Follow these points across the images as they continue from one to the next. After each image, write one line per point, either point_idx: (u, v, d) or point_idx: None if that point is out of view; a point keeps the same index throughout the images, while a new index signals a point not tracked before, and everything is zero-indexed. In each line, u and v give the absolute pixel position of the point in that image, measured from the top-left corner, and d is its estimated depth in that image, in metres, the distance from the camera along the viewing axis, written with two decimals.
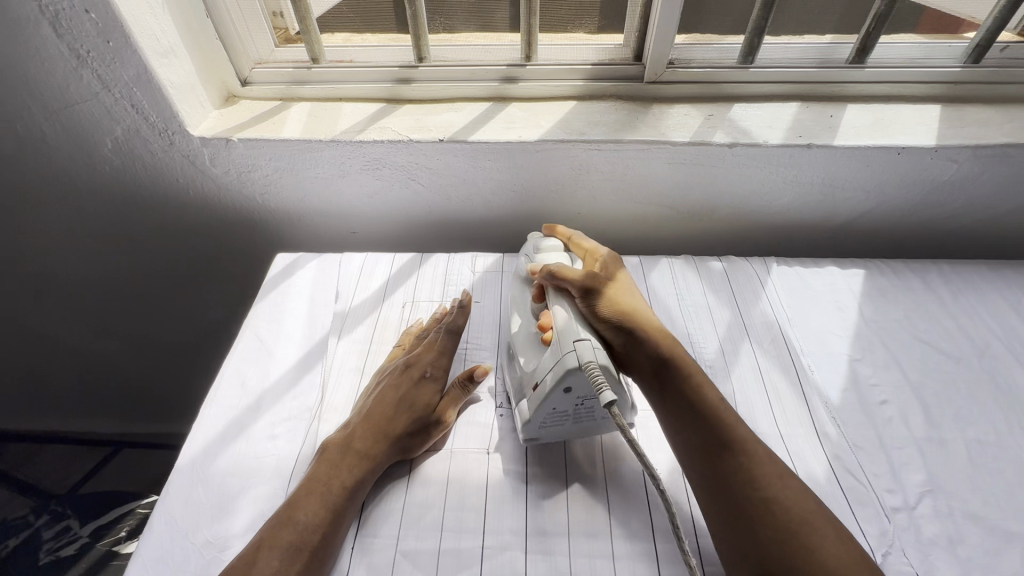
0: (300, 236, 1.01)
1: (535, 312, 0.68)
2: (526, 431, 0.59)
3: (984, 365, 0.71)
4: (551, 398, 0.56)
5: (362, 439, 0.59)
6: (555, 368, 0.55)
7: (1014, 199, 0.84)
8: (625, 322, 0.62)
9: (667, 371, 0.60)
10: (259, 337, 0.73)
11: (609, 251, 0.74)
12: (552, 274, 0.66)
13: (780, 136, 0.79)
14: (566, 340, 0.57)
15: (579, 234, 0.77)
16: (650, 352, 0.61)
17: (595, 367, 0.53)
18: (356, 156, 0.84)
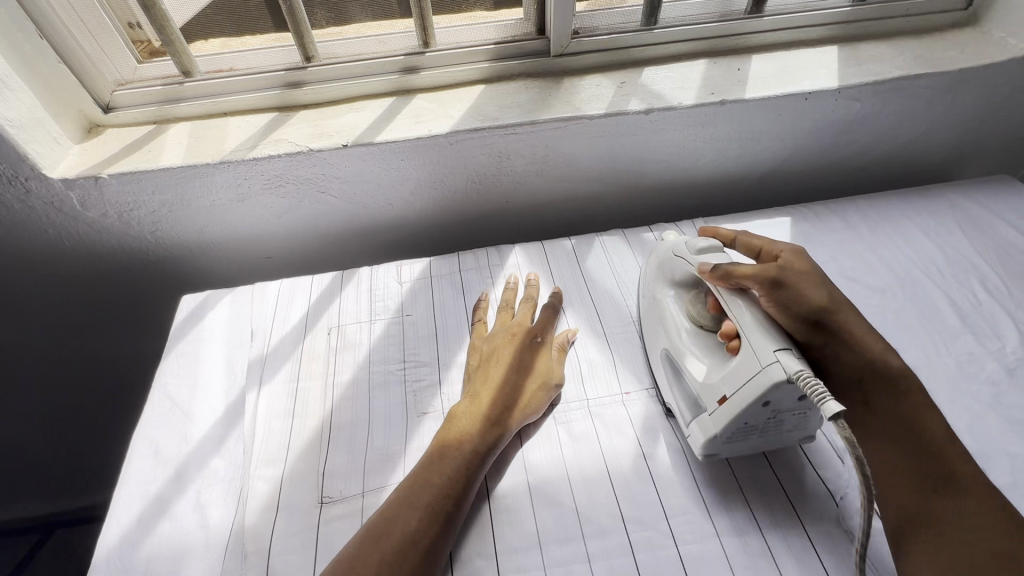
0: (206, 269, 0.91)
1: (705, 322, 0.60)
2: (708, 445, 0.54)
3: (907, 292, 0.75)
4: (745, 412, 0.50)
5: (456, 437, 0.57)
6: (752, 382, 0.49)
7: (911, 128, 0.88)
8: (822, 322, 0.54)
9: (870, 375, 0.54)
10: (170, 396, 0.66)
11: (786, 246, 0.61)
12: (730, 273, 0.57)
13: (692, 96, 0.78)
14: (763, 351, 0.50)
15: (747, 231, 0.65)
16: (853, 360, 0.54)
17: (809, 378, 0.46)
18: (252, 176, 0.76)
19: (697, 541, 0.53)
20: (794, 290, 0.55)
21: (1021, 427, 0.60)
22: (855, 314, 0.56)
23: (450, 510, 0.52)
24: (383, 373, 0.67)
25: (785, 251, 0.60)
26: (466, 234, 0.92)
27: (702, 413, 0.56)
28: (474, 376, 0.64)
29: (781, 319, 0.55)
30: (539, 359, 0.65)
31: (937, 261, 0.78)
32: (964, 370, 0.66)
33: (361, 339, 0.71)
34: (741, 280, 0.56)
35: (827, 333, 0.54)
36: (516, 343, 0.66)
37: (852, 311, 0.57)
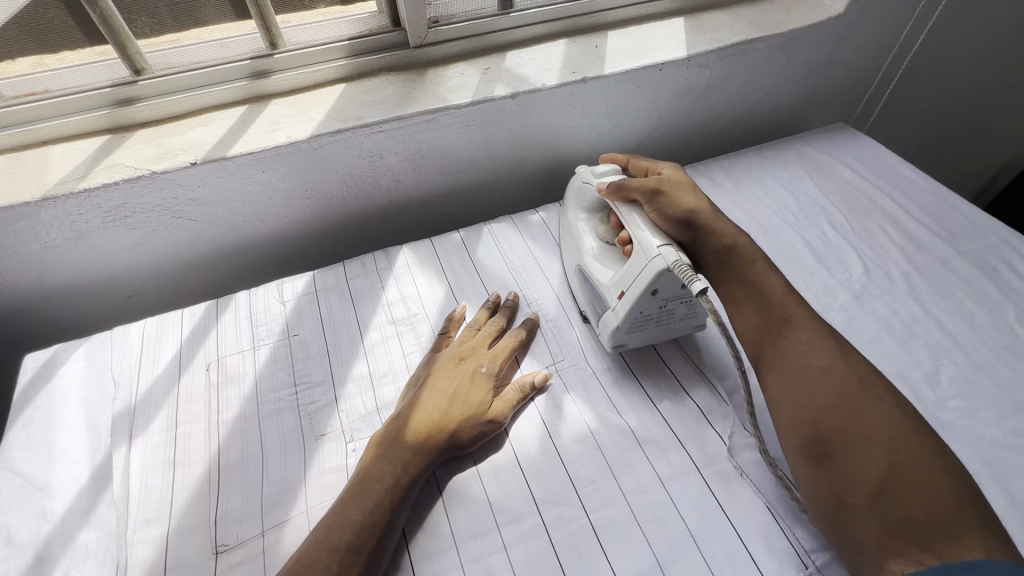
0: (56, 317, 0.80)
1: (608, 235, 0.70)
2: (613, 335, 0.63)
3: (769, 239, 0.81)
4: (641, 300, 0.59)
5: (381, 468, 0.54)
6: (642, 272, 0.59)
7: (758, 88, 0.95)
8: (691, 222, 0.63)
9: (729, 261, 0.63)
10: (20, 473, 0.57)
11: (666, 164, 0.70)
12: (621, 187, 0.66)
13: (555, 76, 0.79)
14: (648, 247, 0.59)
15: (638, 155, 0.74)
16: (718, 247, 0.63)
17: (683, 264, 0.55)
18: (89, 210, 0.67)
19: (605, 507, 0.55)
20: (671, 197, 0.64)
21: (868, 344, 0.68)
22: (722, 216, 0.66)
23: (372, 547, 0.49)
24: (273, 401, 0.63)
25: (665, 168, 0.69)
26: (352, 238, 0.88)
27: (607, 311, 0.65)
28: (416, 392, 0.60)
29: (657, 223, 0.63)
30: (483, 381, 0.61)
31: (791, 207, 0.86)
32: (820, 302, 0.73)
33: (244, 369, 0.66)
34: (632, 190, 0.65)
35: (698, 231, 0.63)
36: (462, 365, 0.62)
37: (717, 211, 0.66)
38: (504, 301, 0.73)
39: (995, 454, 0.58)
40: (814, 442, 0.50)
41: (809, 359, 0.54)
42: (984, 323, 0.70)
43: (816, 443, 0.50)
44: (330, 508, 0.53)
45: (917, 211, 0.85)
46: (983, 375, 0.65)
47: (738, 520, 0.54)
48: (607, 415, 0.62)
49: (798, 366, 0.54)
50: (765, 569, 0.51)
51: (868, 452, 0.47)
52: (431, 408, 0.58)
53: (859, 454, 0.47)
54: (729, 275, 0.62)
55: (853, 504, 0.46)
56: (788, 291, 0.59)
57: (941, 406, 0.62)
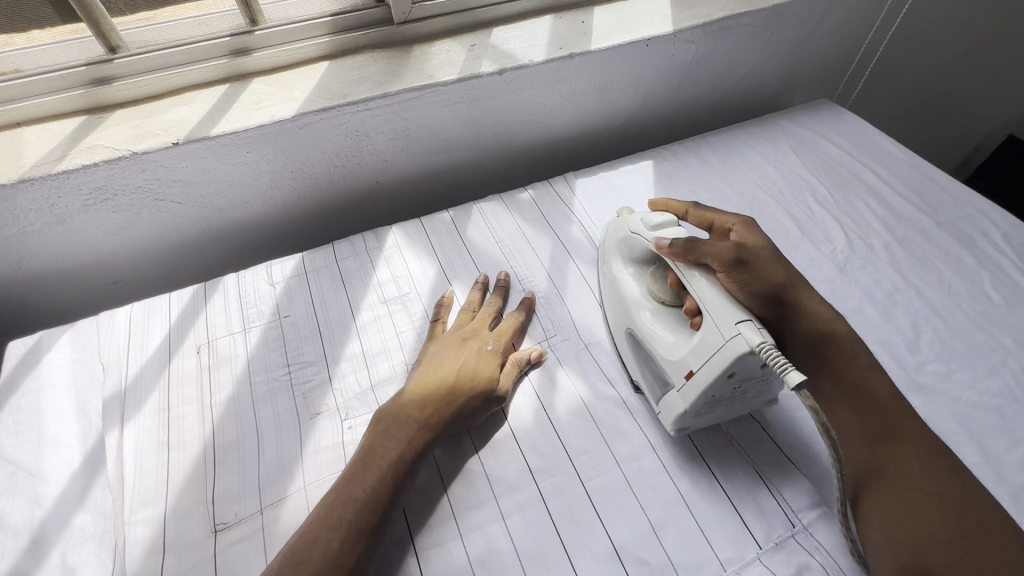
0: (37, 303, 0.79)
1: (659, 294, 0.61)
2: (678, 420, 0.55)
3: (755, 213, 0.82)
4: (716, 385, 0.51)
5: (384, 444, 0.54)
6: (716, 355, 0.50)
7: (743, 65, 0.96)
8: (777, 299, 0.56)
9: (823, 350, 0.56)
10: (9, 459, 0.56)
11: (738, 222, 0.64)
12: (690, 248, 0.57)
13: (543, 52, 0.79)
14: (724, 325, 0.51)
15: (699, 205, 0.69)
16: (810, 330, 0.57)
17: (771, 350, 0.47)
18: (69, 193, 0.66)
19: (600, 475, 0.56)
20: (756, 265, 0.56)
21: (851, 313, 0.70)
22: (812, 292, 0.59)
23: (374, 521, 0.50)
24: (267, 382, 0.63)
25: (739, 228, 0.63)
26: (340, 220, 0.88)
27: (669, 391, 0.57)
28: (420, 369, 0.61)
29: (742, 297, 0.55)
30: (486, 360, 0.61)
31: (776, 182, 0.87)
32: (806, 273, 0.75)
33: (235, 351, 0.66)
34: (706, 254, 0.56)
35: (786, 308, 0.56)
36: (465, 344, 0.62)
37: (806, 285, 0.59)
38: (496, 280, 0.73)
39: (971, 415, 0.61)
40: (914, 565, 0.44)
41: (912, 476, 0.48)
42: (961, 291, 0.72)
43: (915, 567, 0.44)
44: (333, 484, 0.53)
45: (898, 185, 0.86)
46: (961, 340, 0.67)
47: (726, 481, 0.56)
48: (599, 386, 0.63)
49: (898, 479, 0.48)
50: (752, 526, 0.53)
51: None
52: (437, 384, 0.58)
53: None
54: (825, 368, 0.56)
55: None
56: (894, 393, 0.53)
57: (921, 370, 0.65)
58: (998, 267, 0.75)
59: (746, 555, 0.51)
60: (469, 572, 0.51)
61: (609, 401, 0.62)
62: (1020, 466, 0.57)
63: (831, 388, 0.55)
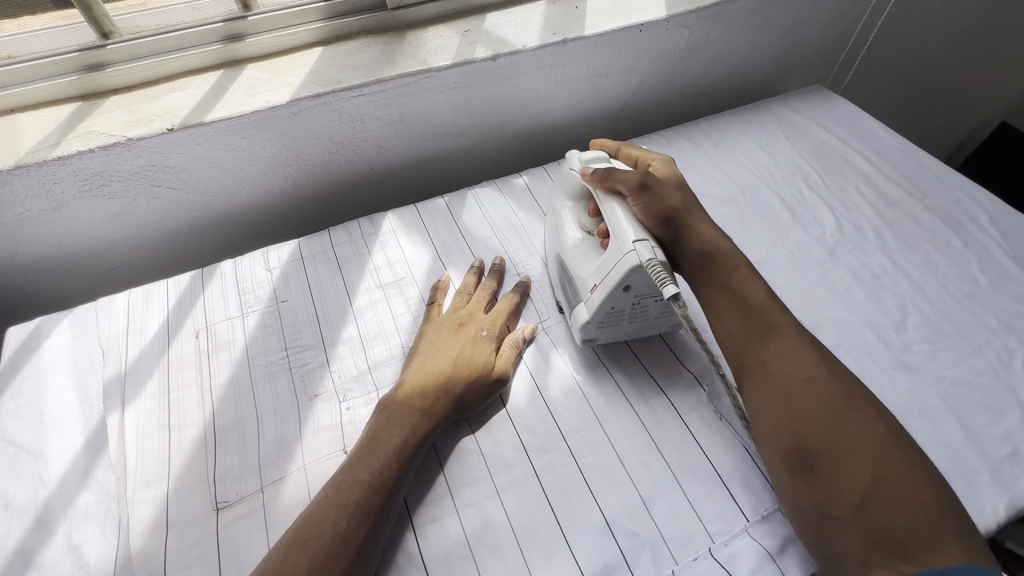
0: (36, 291, 0.79)
1: (587, 225, 0.67)
2: (583, 329, 0.61)
3: (748, 198, 0.83)
4: (612, 296, 0.57)
5: (387, 430, 0.55)
6: (614, 268, 0.57)
7: (736, 50, 0.96)
8: (672, 221, 0.61)
9: (708, 265, 0.60)
10: (11, 441, 0.57)
11: (656, 155, 0.69)
12: (607, 174, 0.63)
13: (536, 38, 0.79)
14: (623, 241, 0.57)
15: (629, 143, 0.72)
16: (696, 249, 0.61)
17: (657, 265, 0.53)
18: (65, 179, 0.66)
19: (593, 453, 0.58)
20: (657, 190, 0.62)
21: (841, 295, 0.71)
22: (704, 218, 0.63)
23: (381, 505, 0.50)
24: (265, 364, 0.64)
25: (656, 160, 0.68)
26: (336, 206, 0.88)
27: (579, 303, 0.63)
28: (416, 353, 0.62)
29: (638, 216, 0.60)
30: (482, 346, 0.62)
31: (769, 167, 0.88)
32: (796, 257, 0.76)
33: (233, 335, 0.66)
34: (618, 180, 0.62)
35: (678, 230, 0.61)
36: (462, 330, 0.63)
37: (702, 214, 0.64)
38: (491, 266, 0.74)
39: (955, 393, 0.62)
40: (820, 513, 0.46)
41: (799, 416, 0.50)
42: (948, 273, 0.74)
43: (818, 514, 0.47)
44: (337, 470, 0.53)
45: (888, 169, 0.87)
46: (946, 321, 0.69)
47: (716, 458, 0.57)
48: (592, 367, 0.64)
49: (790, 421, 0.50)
50: (739, 497, 0.55)
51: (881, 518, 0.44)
52: (436, 371, 0.59)
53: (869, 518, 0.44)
54: (711, 279, 0.60)
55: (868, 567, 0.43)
56: (775, 313, 0.56)
57: (907, 350, 0.66)
58: (985, 250, 0.76)
59: (735, 528, 0.53)
60: (465, 546, 0.52)
61: (601, 381, 0.63)
62: (1001, 441, 0.59)
63: (730, 319, 0.57)
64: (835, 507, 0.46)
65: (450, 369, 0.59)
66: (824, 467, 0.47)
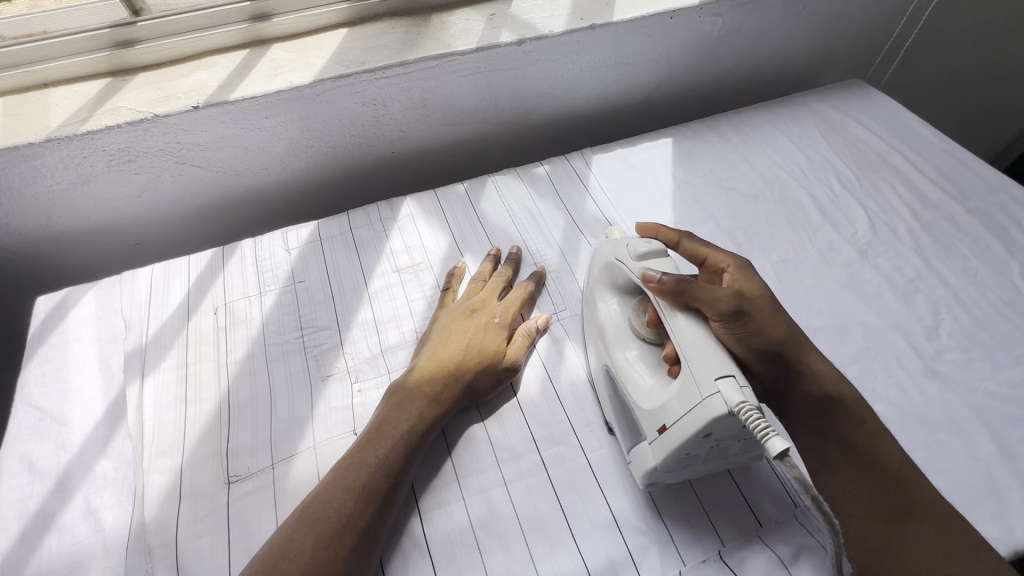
0: (65, 262, 0.81)
1: (644, 335, 0.56)
2: (648, 476, 0.50)
3: (776, 194, 0.81)
4: (689, 444, 0.46)
5: (396, 416, 0.54)
6: (693, 412, 0.45)
7: (771, 41, 0.93)
8: (780, 358, 0.50)
9: (825, 415, 0.50)
10: (37, 405, 0.59)
11: (732, 258, 0.57)
12: (679, 288, 0.50)
13: (563, 23, 0.77)
14: (703, 380, 0.45)
15: (691, 234, 0.60)
16: (817, 393, 0.50)
17: (751, 411, 0.42)
18: (92, 153, 0.67)
19: (602, 447, 0.57)
20: (756, 317, 0.50)
21: (869, 298, 0.69)
22: (816, 350, 0.52)
23: (387, 488, 0.50)
24: (280, 343, 0.65)
25: (733, 268, 0.56)
26: (355, 189, 0.88)
27: (640, 441, 0.52)
28: (426, 349, 0.60)
29: (737, 351, 0.49)
30: (493, 333, 0.61)
31: (800, 163, 0.85)
32: (824, 257, 0.73)
33: (251, 314, 0.67)
34: (699, 298, 0.49)
35: (784, 367, 0.50)
36: (473, 318, 0.62)
37: (809, 343, 0.53)
38: (506, 256, 0.73)
39: (988, 405, 0.59)
40: None
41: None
42: (987, 280, 0.70)
43: None
44: (347, 452, 0.54)
45: (928, 169, 0.83)
46: (982, 329, 0.66)
47: None
48: None
49: None
50: (767, 530, 0.51)
51: None
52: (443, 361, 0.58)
53: None
54: (828, 434, 0.49)
55: None
56: (906, 462, 0.47)
57: (938, 358, 0.63)
58: None
59: (749, 533, 0.51)
60: (470, 534, 0.52)
61: None
62: None
63: (856, 492, 0.47)
64: None
65: (460, 358, 0.58)
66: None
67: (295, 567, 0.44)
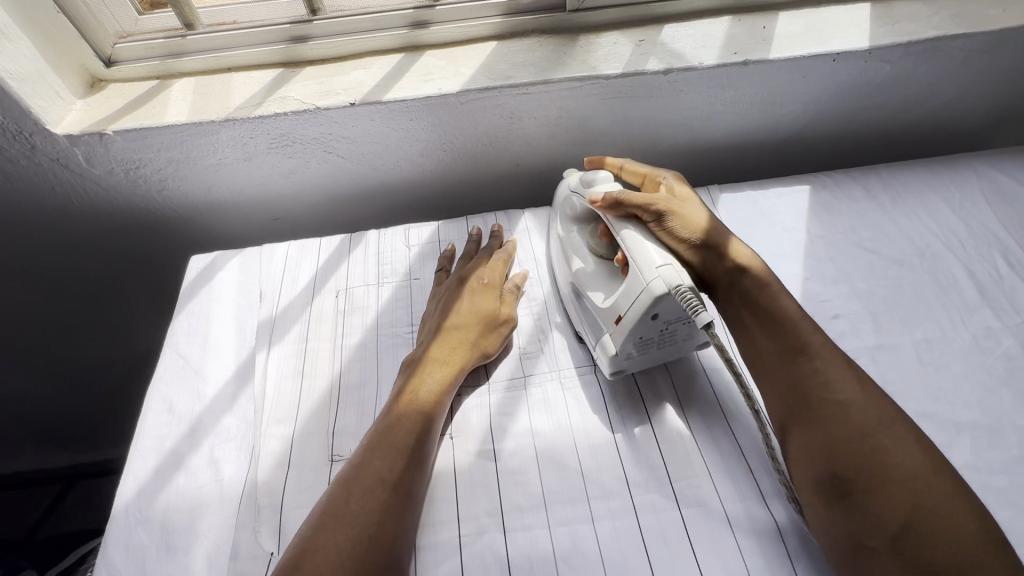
0: (213, 228, 0.90)
1: (597, 248, 0.65)
2: (613, 362, 0.58)
3: (926, 264, 0.73)
4: (639, 326, 0.55)
5: (421, 383, 0.59)
6: (640, 299, 0.54)
7: (940, 94, 0.84)
8: (704, 243, 0.61)
9: (740, 286, 0.60)
10: (181, 354, 0.66)
11: (664, 173, 0.70)
12: (621, 202, 0.61)
13: (714, 56, 0.74)
14: (646, 269, 0.55)
15: (630, 160, 0.72)
16: (730, 266, 0.61)
17: (686, 291, 0.52)
18: (259, 134, 0.74)
19: (699, 505, 0.54)
20: (681, 215, 0.62)
21: None
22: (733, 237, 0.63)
23: (420, 447, 0.55)
24: (391, 336, 0.68)
25: (665, 178, 0.69)
26: (474, 197, 0.91)
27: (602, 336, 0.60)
28: (441, 333, 0.64)
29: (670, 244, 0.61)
30: (489, 297, 0.67)
31: (958, 232, 0.76)
32: (979, 344, 0.65)
33: (368, 302, 0.71)
34: (632, 205, 0.61)
35: (711, 252, 0.61)
36: (468, 287, 0.68)
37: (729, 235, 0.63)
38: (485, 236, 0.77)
39: None
40: (831, 483, 0.47)
41: (828, 386, 0.52)
42: None
43: (833, 480, 0.48)
44: (377, 417, 0.58)
45: None
46: None
47: None
48: (715, 419, 0.60)
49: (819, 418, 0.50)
50: None
51: (897, 490, 0.45)
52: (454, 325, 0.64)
53: (881, 496, 0.45)
54: (745, 300, 0.59)
55: (876, 549, 0.44)
56: (802, 313, 0.57)
57: None
58: None
59: None
60: (552, 563, 0.51)
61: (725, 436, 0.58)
62: None
63: (763, 339, 0.57)
64: (851, 477, 0.47)
65: (479, 335, 0.64)
66: (864, 495, 0.46)
67: (355, 516, 0.49)
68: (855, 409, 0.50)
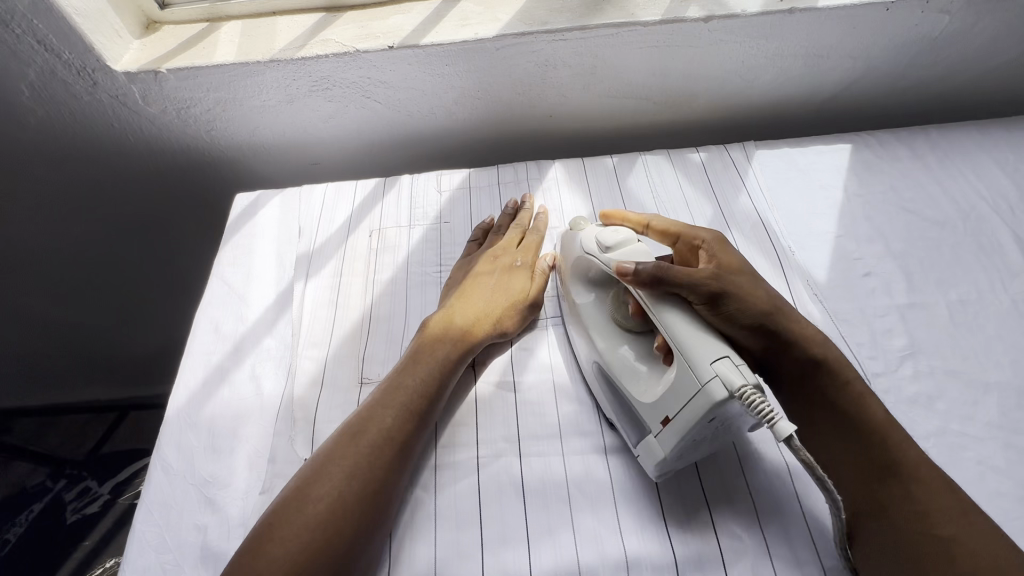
0: (258, 171, 0.95)
1: (626, 323, 0.56)
2: (659, 467, 0.49)
3: (969, 226, 0.70)
4: (694, 430, 0.46)
5: (445, 334, 0.60)
6: (695, 400, 0.45)
7: (1004, 51, 0.79)
8: (764, 326, 0.53)
9: (814, 382, 0.52)
10: (226, 281, 0.71)
11: (701, 232, 0.60)
12: (658, 276, 0.51)
13: (759, 3, 0.72)
14: (699, 364, 0.45)
15: (656, 217, 0.64)
16: (801, 355, 0.53)
17: (753, 395, 0.43)
18: (301, 76, 0.77)
19: None
20: (735, 296, 0.53)
21: None
22: (794, 312, 0.55)
23: (448, 372, 0.58)
24: (420, 274, 0.71)
25: (706, 240, 0.59)
26: (506, 147, 0.92)
27: (644, 434, 0.52)
28: (464, 306, 0.63)
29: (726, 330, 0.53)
30: (516, 276, 0.67)
31: (1008, 195, 0.73)
32: (1019, 307, 0.63)
33: (399, 242, 0.74)
34: (676, 283, 0.51)
35: (772, 336, 0.53)
36: (497, 263, 0.67)
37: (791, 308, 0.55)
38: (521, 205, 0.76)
39: None
40: None
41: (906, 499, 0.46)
42: None
43: None
44: (407, 351, 0.61)
45: None
46: None
47: None
48: None
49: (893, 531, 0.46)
50: None
51: None
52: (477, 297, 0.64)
53: None
54: (820, 399, 0.52)
55: None
56: (887, 417, 0.50)
57: None
58: None
59: None
60: (564, 488, 0.54)
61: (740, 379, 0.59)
62: None
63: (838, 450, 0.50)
64: None
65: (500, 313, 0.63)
66: None
67: (381, 426, 0.52)
68: (936, 520, 0.45)
